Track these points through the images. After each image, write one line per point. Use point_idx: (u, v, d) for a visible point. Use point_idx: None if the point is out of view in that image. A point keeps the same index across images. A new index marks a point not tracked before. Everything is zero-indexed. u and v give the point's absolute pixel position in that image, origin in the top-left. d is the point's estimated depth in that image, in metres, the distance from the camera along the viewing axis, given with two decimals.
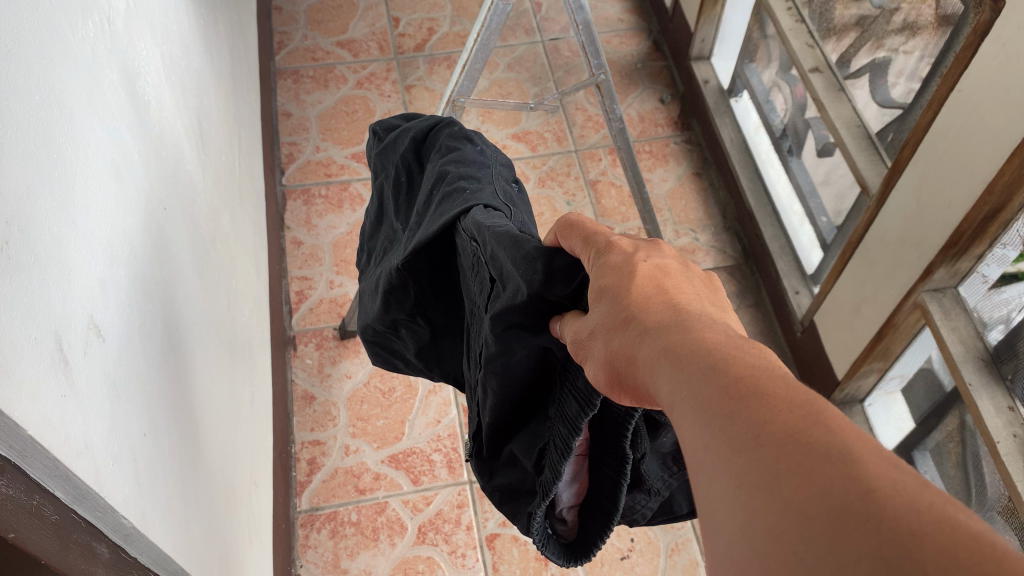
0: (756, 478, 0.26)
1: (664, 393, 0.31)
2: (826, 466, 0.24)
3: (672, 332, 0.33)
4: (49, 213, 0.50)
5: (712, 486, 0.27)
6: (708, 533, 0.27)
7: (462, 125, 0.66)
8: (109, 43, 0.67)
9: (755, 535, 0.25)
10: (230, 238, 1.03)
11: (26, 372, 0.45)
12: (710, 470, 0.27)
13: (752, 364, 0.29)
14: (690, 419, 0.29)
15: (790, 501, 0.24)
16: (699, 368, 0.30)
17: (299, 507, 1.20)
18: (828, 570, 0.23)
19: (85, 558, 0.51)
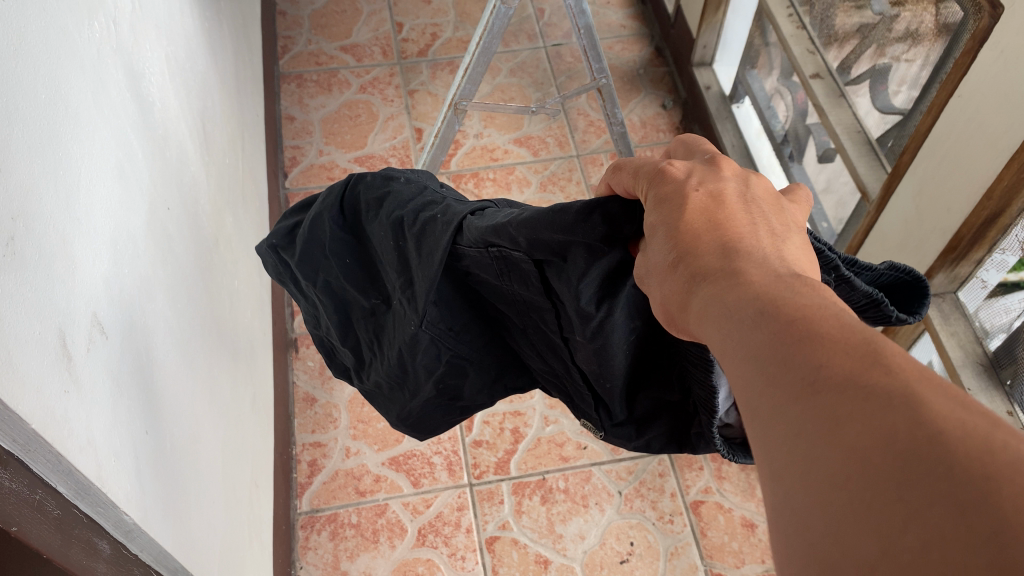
0: (816, 424, 0.26)
1: (718, 345, 0.32)
2: (886, 408, 0.24)
3: (718, 281, 0.33)
4: (53, 209, 0.51)
5: (772, 433, 0.27)
6: (770, 482, 0.27)
7: (372, 175, 0.66)
8: (114, 44, 0.67)
9: (817, 480, 0.25)
10: (233, 240, 1.04)
11: (30, 366, 0.46)
12: (769, 419, 0.27)
13: (806, 308, 0.29)
14: (746, 369, 0.29)
15: (849, 443, 0.24)
16: (750, 316, 0.30)
17: (300, 509, 1.20)
18: (896, 517, 0.22)
19: (87, 553, 0.52)
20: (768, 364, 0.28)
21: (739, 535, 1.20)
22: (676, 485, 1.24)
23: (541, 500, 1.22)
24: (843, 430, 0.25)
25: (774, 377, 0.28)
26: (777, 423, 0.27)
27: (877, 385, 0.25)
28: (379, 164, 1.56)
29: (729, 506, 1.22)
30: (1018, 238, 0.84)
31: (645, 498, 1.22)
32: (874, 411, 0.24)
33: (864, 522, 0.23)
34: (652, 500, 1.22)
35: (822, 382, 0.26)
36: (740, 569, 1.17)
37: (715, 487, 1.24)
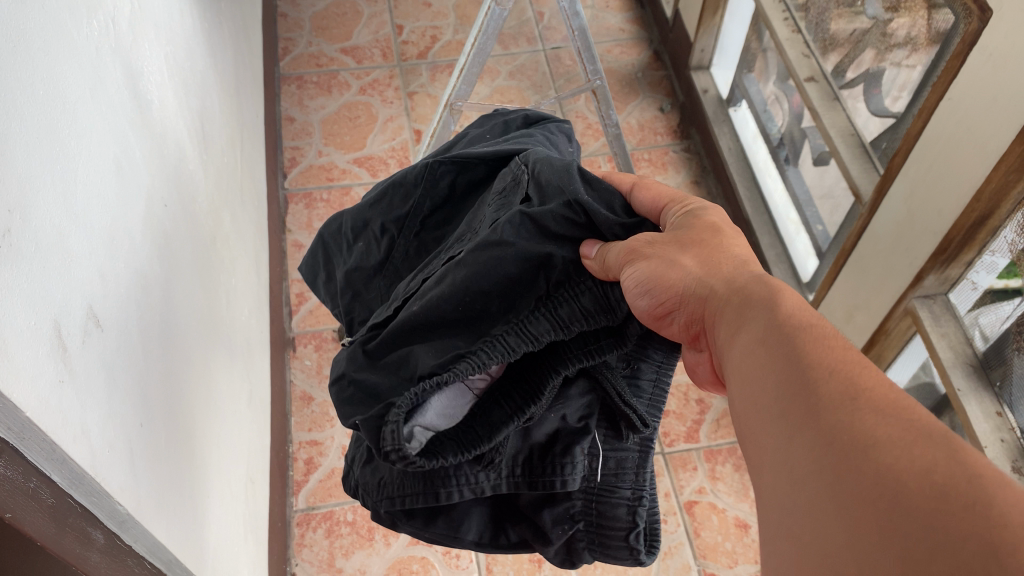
0: (847, 443, 0.33)
1: (764, 371, 0.39)
2: (916, 443, 0.31)
3: (776, 322, 0.41)
4: (51, 204, 0.52)
5: (804, 445, 0.35)
6: (793, 485, 0.34)
7: (560, 135, 0.77)
8: (113, 42, 0.68)
9: (839, 487, 0.32)
10: (231, 238, 1.05)
11: (25, 357, 0.47)
12: (803, 436, 0.35)
13: (846, 356, 0.37)
14: (791, 396, 0.37)
15: (878, 464, 0.31)
16: (797, 349, 0.38)
17: (296, 506, 1.21)
18: (903, 523, 0.29)
19: (80, 542, 0.52)
20: (812, 395, 0.36)
21: (732, 536, 1.20)
22: (670, 485, 1.25)
23: None
24: (875, 454, 0.32)
25: (817, 410, 0.35)
26: (816, 445, 0.34)
27: (914, 425, 0.32)
28: (379, 165, 1.57)
29: (722, 506, 1.23)
30: (1007, 240, 0.86)
31: None
32: (906, 444, 0.31)
33: (890, 532, 0.29)
34: None
35: (862, 417, 0.33)
36: (733, 569, 1.18)
37: (708, 488, 1.25)
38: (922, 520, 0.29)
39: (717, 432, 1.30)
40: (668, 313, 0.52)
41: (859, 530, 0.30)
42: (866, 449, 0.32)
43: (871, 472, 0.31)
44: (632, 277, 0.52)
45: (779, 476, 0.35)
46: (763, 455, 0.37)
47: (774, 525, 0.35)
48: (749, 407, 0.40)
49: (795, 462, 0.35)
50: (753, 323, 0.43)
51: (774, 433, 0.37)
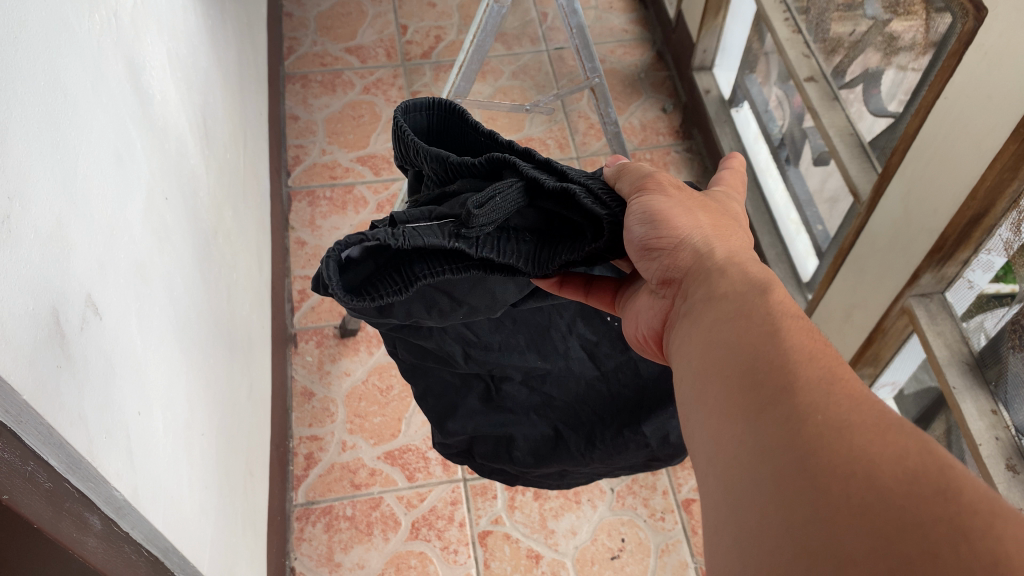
0: (822, 424, 0.34)
1: (743, 348, 0.40)
2: (895, 434, 0.32)
3: (755, 311, 0.42)
4: (50, 193, 0.53)
5: (773, 420, 0.35)
6: (759, 460, 0.35)
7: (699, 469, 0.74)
8: (114, 36, 0.69)
9: (812, 461, 0.33)
10: (233, 233, 1.06)
11: (23, 341, 0.48)
12: (774, 411, 0.36)
13: (821, 349, 0.38)
14: (767, 373, 0.38)
15: (853, 446, 0.32)
16: (779, 335, 0.39)
17: (295, 501, 1.22)
18: (871, 497, 0.30)
19: (77, 527, 0.53)
20: (786, 378, 0.37)
21: None
22: (669, 483, 1.25)
23: (534, 496, 1.23)
24: (848, 437, 0.32)
25: (791, 390, 0.36)
26: (786, 422, 0.35)
27: (884, 416, 0.33)
28: (381, 164, 1.58)
29: None
30: (1002, 238, 0.86)
31: (637, 496, 1.24)
32: (878, 431, 0.32)
33: (853, 508, 0.30)
34: (644, 497, 1.23)
35: (835, 404, 0.34)
36: None
37: None
38: (888, 503, 0.29)
39: None
40: (657, 250, 0.53)
41: (821, 505, 0.31)
42: (840, 432, 0.33)
43: (840, 454, 0.32)
44: (640, 205, 0.54)
45: (740, 452, 0.36)
46: (727, 431, 0.38)
47: (730, 495, 0.35)
48: (715, 382, 0.40)
49: (761, 438, 0.35)
50: (722, 308, 0.44)
51: (742, 411, 0.37)
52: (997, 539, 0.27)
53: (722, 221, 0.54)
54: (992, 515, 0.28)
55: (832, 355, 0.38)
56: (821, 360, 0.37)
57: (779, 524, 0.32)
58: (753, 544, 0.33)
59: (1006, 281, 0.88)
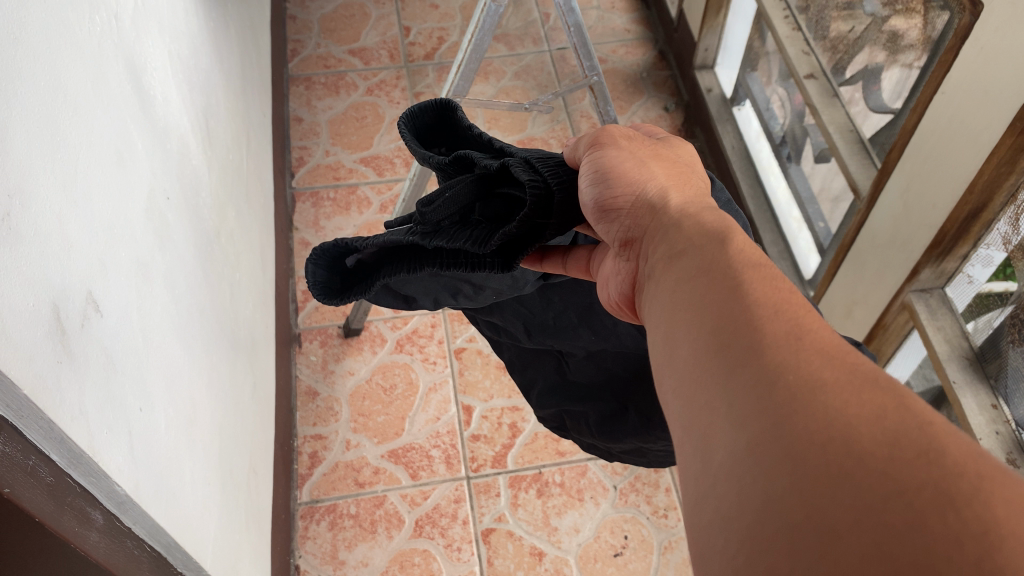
0: (794, 380, 0.30)
1: (705, 301, 0.36)
2: (869, 388, 0.29)
3: (715, 255, 0.38)
4: (51, 192, 0.54)
5: (742, 378, 0.31)
6: (729, 425, 0.31)
7: None
8: (116, 38, 0.70)
9: (785, 421, 0.29)
10: (236, 233, 1.07)
11: (23, 338, 0.48)
12: (742, 368, 0.32)
13: (787, 297, 0.34)
14: (731, 327, 0.34)
15: (828, 404, 0.29)
16: (746, 282, 0.35)
17: (300, 499, 1.22)
18: (851, 459, 0.27)
19: (80, 521, 0.54)
20: (753, 332, 0.33)
21: None
22: (671, 480, 1.25)
23: (537, 494, 1.24)
24: (820, 394, 0.29)
25: (757, 345, 0.32)
26: (754, 381, 0.31)
27: (856, 368, 0.30)
28: (385, 165, 1.59)
29: None
30: (1000, 233, 0.86)
31: (640, 493, 1.24)
32: (852, 387, 0.29)
33: (835, 474, 0.27)
34: (647, 494, 1.24)
35: (806, 358, 0.31)
36: None
37: None
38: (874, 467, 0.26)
39: None
40: (613, 210, 0.49)
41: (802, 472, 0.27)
42: (813, 390, 0.29)
43: (818, 415, 0.28)
44: (592, 165, 0.51)
45: (709, 417, 0.32)
46: (694, 395, 0.33)
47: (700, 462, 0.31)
48: (680, 337, 0.36)
49: (729, 402, 0.31)
50: (680, 260, 0.40)
51: (708, 371, 0.33)
52: (987, 503, 0.24)
53: (677, 170, 0.50)
54: (980, 477, 0.25)
55: (794, 301, 0.34)
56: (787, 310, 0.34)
57: (754, 493, 0.28)
58: (725, 517, 0.29)
59: (1005, 278, 0.88)
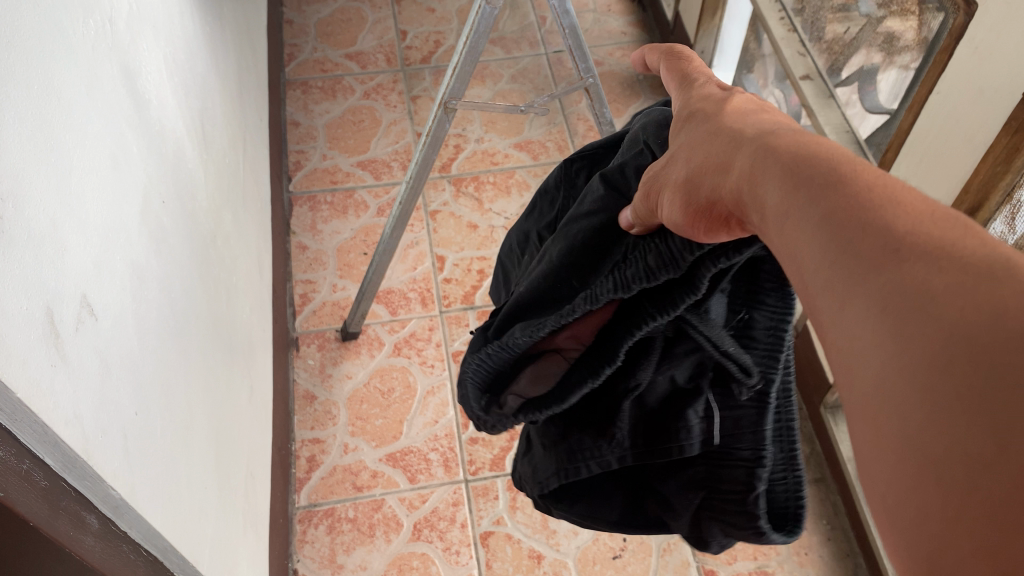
0: (898, 301, 0.25)
1: (790, 232, 0.31)
2: (984, 282, 0.23)
3: (788, 169, 0.33)
4: (44, 196, 0.54)
5: (851, 311, 0.27)
6: (849, 368, 0.26)
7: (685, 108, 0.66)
8: (110, 42, 0.70)
9: (903, 358, 0.24)
10: (232, 236, 1.07)
11: (17, 341, 0.48)
12: (848, 301, 0.27)
13: (875, 189, 0.29)
14: (827, 253, 0.29)
15: (943, 322, 0.24)
16: (823, 198, 0.30)
17: (298, 503, 1.22)
18: (979, 392, 0.22)
19: (74, 525, 0.54)
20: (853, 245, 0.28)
21: None
22: None
23: None
24: (933, 316, 0.24)
25: (855, 271, 0.27)
26: (864, 315, 0.26)
27: (968, 262, 0.24)
28: (382, 168, 1.59)
29: None
30: None
31: None
32: (968, 288, 0.24)
33: (967, 418, 0.22)
34: None
35: (909, 271, 0.25)
36: (732, 565, 1.17)
37: None
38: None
39: None
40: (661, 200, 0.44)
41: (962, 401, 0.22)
42: (921, 307, 0.24)
43: (940, 330, 0.24)
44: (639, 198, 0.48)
45: (835, 361, 0.28)
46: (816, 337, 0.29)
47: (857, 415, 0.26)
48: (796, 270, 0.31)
49: (843, 344, 0.27)
50: (757, 187, 0.35)
51: (818, 310, 0.29)
52: None
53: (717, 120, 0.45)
54: None
55: (882, 192, 0.29)
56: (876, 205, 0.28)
57: (888, 452, 0.24)
58: (869, 478, 0.25)
59: None
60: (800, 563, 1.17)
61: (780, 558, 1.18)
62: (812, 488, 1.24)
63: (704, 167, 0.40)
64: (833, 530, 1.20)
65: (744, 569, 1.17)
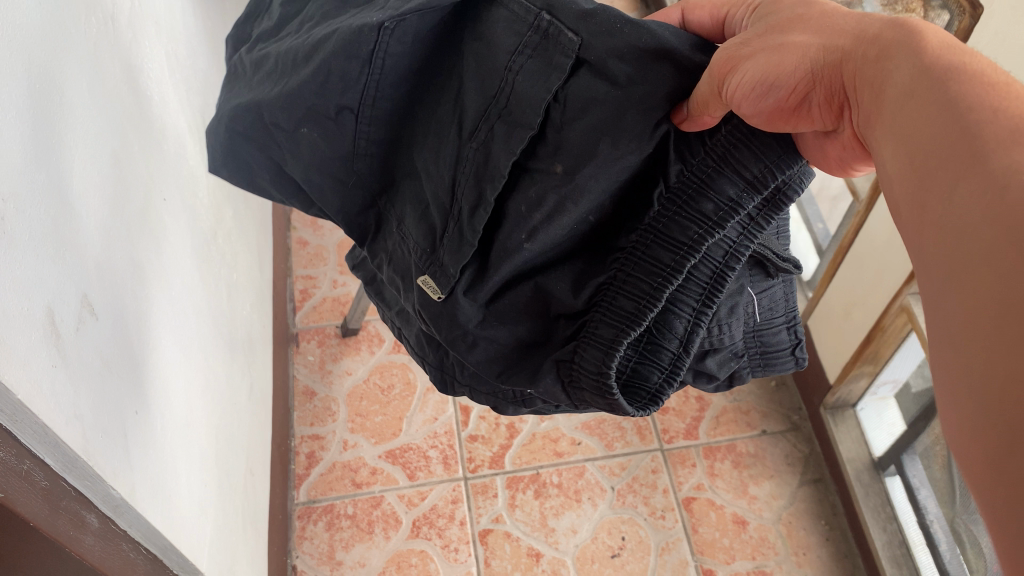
0: (1003, 206, 0.32)
1: (913, 143, 0.39)
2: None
3: (919, 86, 0.40)
4: (46, 195, 0.54)
5: (963, 207, 0.34)
6: (947, 249, 0.35)
7: None
8: (112, 38, 0.70)
9: (988, 247, 0.32)
10: (233, 232, 1.07)
11: (19, 341, 0.48)
12: (959, 200, 0.35)
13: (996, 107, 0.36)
14: (954, 153, 0.36)
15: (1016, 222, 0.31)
16: (948, 118, 0.37)
17: (297, 499, 1.22)
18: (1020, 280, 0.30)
19: (74, 525, 0.54)
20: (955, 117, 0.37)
21: (729, 532, 1.20)
22: (669, 481, 1.25)
23: (534, 494, 1.23)
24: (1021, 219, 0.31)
25: (981, 166, 0.34)
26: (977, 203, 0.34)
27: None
28: None
29: (720, 502, 1.23)
30: None
31: (637, 494, 1.23)
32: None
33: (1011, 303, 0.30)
34: (645, 495, 1.23)
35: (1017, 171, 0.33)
36: (731, 565, 1.17)
37: (706, 484, 1.24)
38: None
39: (717, 429, 1.29)
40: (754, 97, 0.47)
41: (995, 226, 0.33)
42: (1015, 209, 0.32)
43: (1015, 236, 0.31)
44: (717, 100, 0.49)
45: (935, 237, 0.36)
46: (927, 207, 0.37)
47: (926, 244, 0.36)
48: (884, 150, 0.42)
49: (950, 231, 0.35)
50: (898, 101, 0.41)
51: (939, 190, 0.36)
52: None
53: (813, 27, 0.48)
54: None
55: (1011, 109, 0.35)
56: (1002, 90, 0.37)
57: (955, 317, 0.33)
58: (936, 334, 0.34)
59: None
60: (798, 563, 1.17)
61: (778, 558, 1.18)
62: (811, 488, 1.24)
63: (770, 67, 0.48)
64: (831, 530, 1.21)
65: (742, 568, 1.17)
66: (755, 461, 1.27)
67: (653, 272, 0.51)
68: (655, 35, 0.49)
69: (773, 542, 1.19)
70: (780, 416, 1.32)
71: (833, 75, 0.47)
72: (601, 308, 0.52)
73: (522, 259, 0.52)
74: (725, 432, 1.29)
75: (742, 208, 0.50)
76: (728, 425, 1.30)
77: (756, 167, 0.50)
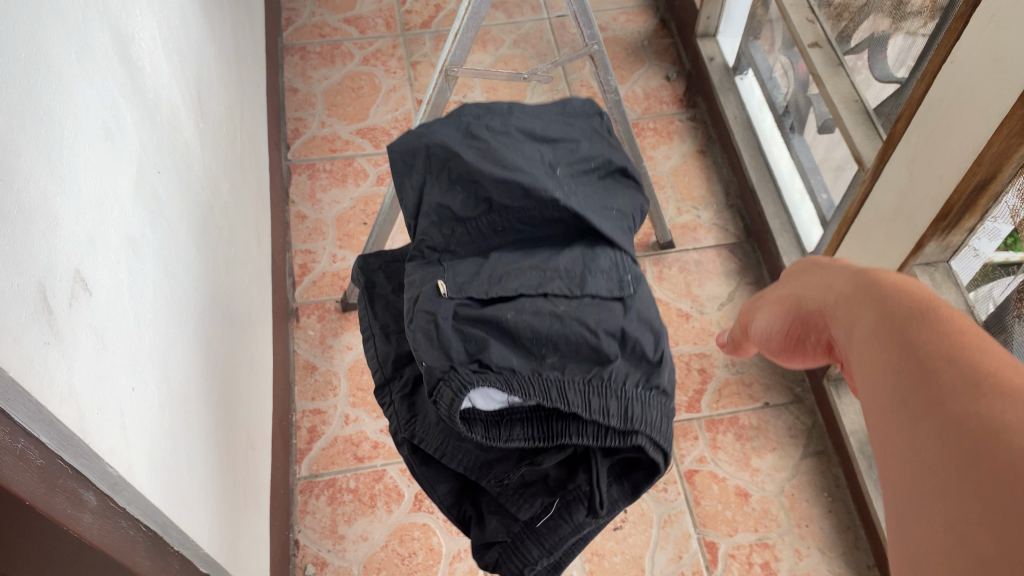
0: (933, 407, 0.38)
1: (870, 362, 0.44)
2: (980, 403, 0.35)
3: (886, 312, 0.45)
4: (35, 167, 0.52)
5: (905, 419, 0.39)
6: (899, 453, 0.39)
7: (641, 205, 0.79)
8: (100, 7, 0.68)
9: (936, 446, 0.36)
10: (230, 206, 1.05)
11: (10, 317, 0.47)
12: (903, 391, 0.40)
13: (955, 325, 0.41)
14: (900, 372, 0.41)
15: (956, 415, 0.36)
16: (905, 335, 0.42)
17: (299, 473, 1.22)
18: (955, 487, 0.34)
19: (74, 503, 0.54)
20: (908, 325, 0.43)
21: (732, 504, 1.20)
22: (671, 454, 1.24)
23: None
24: (964, 417, 0.36)
25: (926, 367, 0.39)
26: (924, 396, 0.38)
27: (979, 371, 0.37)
28: (382, 136, 1.56)
29: (723, 475, 1.22)
30: (1008, 205, 0.86)
31: None
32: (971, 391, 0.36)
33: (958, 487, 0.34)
34: None
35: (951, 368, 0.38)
36: (733, 537, 1.18)
37: (709, 457, 1.24)
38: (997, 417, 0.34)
39: (719, 402, 1.29)
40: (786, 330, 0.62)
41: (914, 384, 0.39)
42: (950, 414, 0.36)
43: (956, 425, 0.36)
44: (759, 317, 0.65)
45: (891, 443, 0.40)
46: (881, 416, 0.41)
47: (885, 440, 0.40)
48: (858, 340, 0.47)
49: (903, 432, 0.39)
50: (865, 325, 0.46)
51: (887, 380, 0.41)
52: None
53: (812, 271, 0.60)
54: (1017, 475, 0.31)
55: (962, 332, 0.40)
56: (948, 320, 0.41)
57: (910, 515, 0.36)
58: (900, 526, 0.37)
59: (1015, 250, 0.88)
60: (801, 535, 1.18)
61: (781, 530, 1.18)
62: (814, 461, 1.24)
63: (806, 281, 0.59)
64: (834, 503, 1.20)
65: (745, 540, 1.17)
66: (758, 433, 1.26)
67: (524, 358, 0.65)
68: (636, 273, 0.71)
69: (775, 514, 1.19)
70: (783, 388, 1.30)
71: (817, 319, 0.56)
72: (494, 366, 0.64)
73: (471, 309, 0.67)
74: (727, 405, 1.28)
75: (607, 367, 0.65)
76: (730, 397, 1.29)
77: (639, 365, 0.67)
